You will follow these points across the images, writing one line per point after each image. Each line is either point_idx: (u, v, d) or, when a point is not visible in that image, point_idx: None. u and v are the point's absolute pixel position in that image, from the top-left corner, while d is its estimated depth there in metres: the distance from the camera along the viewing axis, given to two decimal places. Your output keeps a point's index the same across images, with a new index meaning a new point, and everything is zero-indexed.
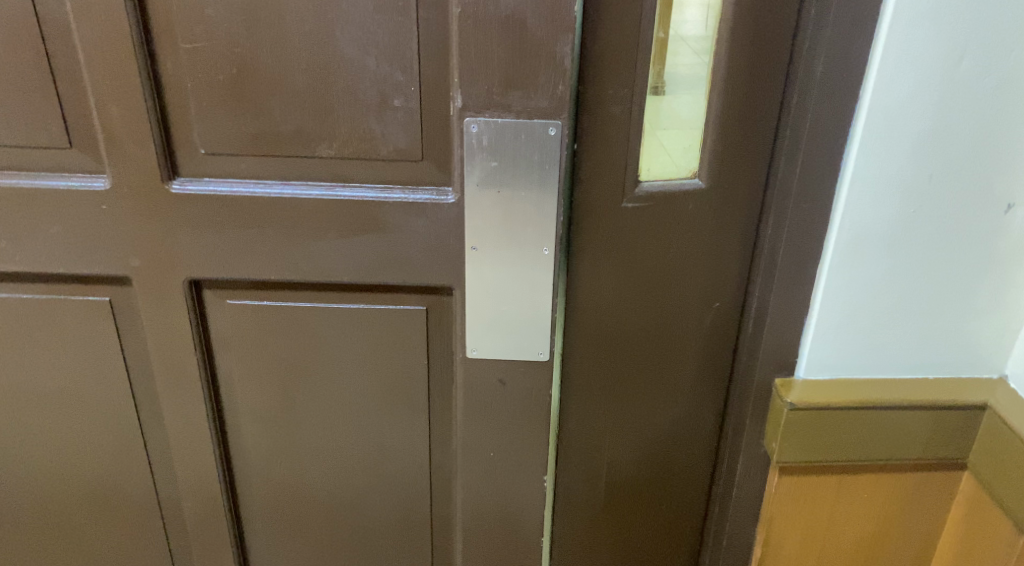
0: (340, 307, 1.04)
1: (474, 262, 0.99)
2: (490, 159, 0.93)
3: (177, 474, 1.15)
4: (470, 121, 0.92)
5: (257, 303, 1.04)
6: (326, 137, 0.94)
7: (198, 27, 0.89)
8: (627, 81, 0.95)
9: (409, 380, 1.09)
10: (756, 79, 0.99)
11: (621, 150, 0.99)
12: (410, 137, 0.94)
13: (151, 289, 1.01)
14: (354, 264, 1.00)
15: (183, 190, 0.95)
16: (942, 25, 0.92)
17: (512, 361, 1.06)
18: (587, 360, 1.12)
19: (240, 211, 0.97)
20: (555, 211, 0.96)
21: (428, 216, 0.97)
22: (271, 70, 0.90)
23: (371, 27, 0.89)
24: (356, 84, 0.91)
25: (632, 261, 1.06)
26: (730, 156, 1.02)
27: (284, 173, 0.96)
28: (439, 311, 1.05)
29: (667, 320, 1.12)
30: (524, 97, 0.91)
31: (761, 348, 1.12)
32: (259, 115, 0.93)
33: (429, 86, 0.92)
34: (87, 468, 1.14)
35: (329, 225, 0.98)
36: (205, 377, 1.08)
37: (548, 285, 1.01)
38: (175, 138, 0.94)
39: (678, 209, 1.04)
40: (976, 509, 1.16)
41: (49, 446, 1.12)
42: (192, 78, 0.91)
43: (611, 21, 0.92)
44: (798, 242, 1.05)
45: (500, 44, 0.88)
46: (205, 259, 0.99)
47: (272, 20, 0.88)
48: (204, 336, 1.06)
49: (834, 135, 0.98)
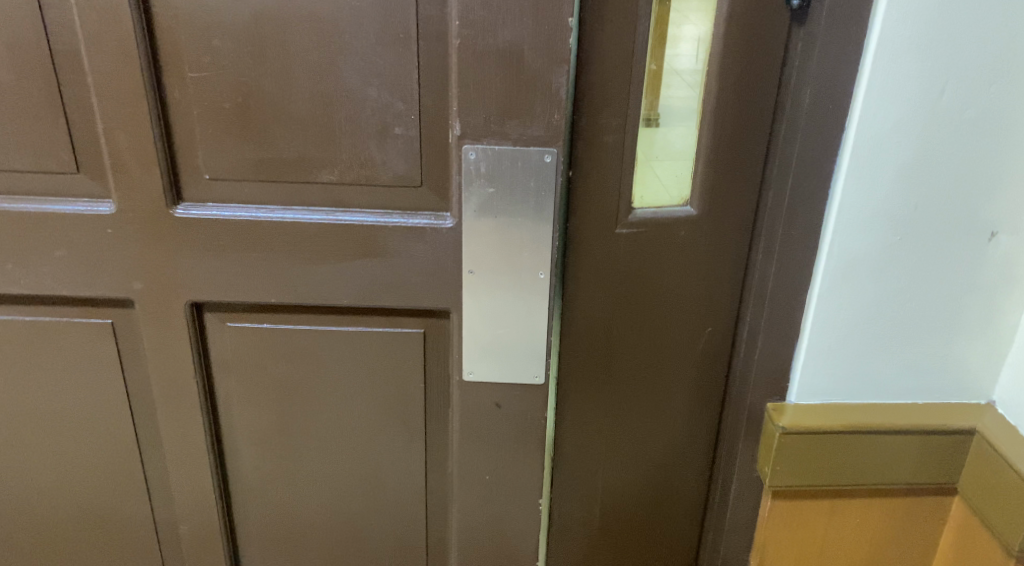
0: (339, 329, 1.06)
1: (471, 286, 1.02)
2: (488, 185, 0.96)
3: (175, 495, 1.16)
4: (468, 149, 0.94)
5: (257, 325, 1.06)
6: (327, 164, 0.97)
7: (206, 58, 0.91)
8: (620, 111, 0.98)
9: (406, 402, 1.11)
10: (747, 110, 1.02)
11: (615, 179, 1.02)
12: (409, 164, 0.97)
13: (153, 312, 1.03)
14: (353, 288, 1.02)
15: (187, 215, 0.98)
16: (924, 60, 0.96)
17: (508, 384, 1.08)
18: (582, 383, 1.14)
19: (242, 235, 0.99)
20: (551, 237, 0.99)
21: (426, 241, 1.00)
22: (275, 99, 0.93)
23: (372, 57, 0.92)
24: (358, 113, 0.94)
25: (626, 289, 1.09)
26: (721, 184, 1.05)
27: (286, 198, 0.99)
28: (436, 334, 1.07)
29: (660, 346, 1.14)
30: (521, 126, 0.93)
31: (753, 372, 1.14)
32: (263, 142, 0.95)
33: (429, 114, 0.95)
34: (85, 489, 1.15)
35: (330, 249, 1.00)
36: (204, 398, 1.10)
37: (543, 309, 1.03)
38: (181, 165, 0.97)
39: (671, 237, 1.07)
40: (967, 534, 1.17)
41: (48, 467, 1.14)
42: (198, 106, 0.94)
43: (605, 53, 0.95)
44: (788, 270, 1.07)
45: (498, 74, 0.91)
46: (207, 283, 1.01)
47: (277, 51, 0.91)
48: (204, 357, 1.08)
49: (821, 164, 1.01)
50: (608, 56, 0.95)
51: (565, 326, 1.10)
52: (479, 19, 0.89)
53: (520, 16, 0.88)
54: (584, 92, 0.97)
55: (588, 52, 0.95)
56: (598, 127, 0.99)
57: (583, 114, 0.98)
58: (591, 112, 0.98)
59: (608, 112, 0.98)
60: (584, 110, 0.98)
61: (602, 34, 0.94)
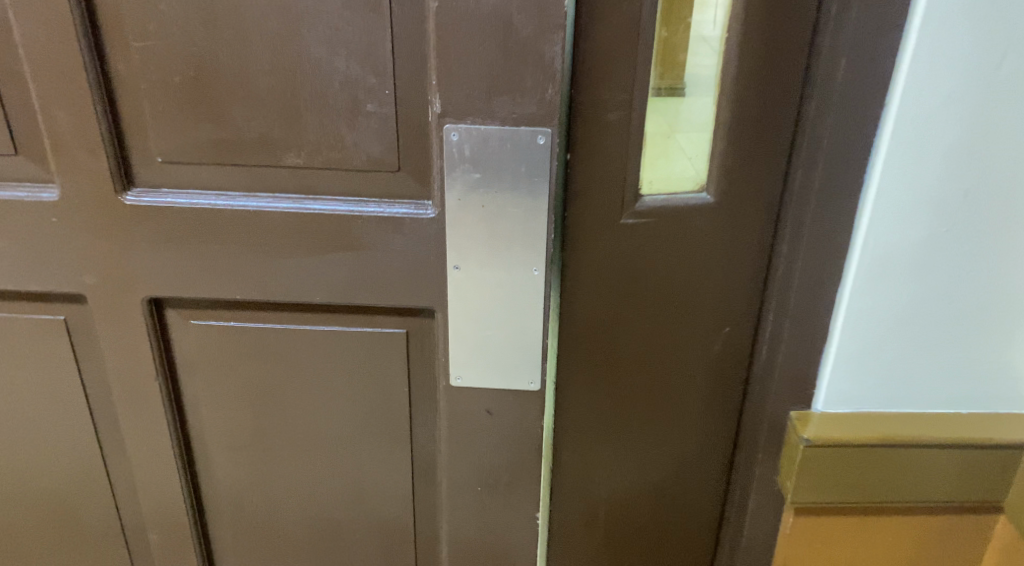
0: (313, 329, 0.96)
1: (456, 282, 0.91)
2: (473, 171, 0.85)
3: (142, 502, 1.07)
4: (450, 129, 0.83)
5: (223, 324, 0.96)
6: (293, 146, 0.86)
7: (151, 25, 0.81)
8: (626, 84, 0.86)
9: (388, 408, 1.01)
10: (771, 85, 0.89)
11: (619, 163, 0.90)
12: (386, 146, 0.86)
13: (108, 309, 0.94)
14: (326, 283, 0.92)
15: (139, 202, 0.88)
16: (981, 26, 0.82)
17: (500, 390, 0.97)
18: (583, 387, 1.03)
19: (201, 226, 0.89)
20: (546, 229, 0.88)
21: (406, 232, 0.89)
22: (231, 72, 0.82)
23: (340, 24, 0.80)
24: (324, 87, 0.83)
25: (632, 283, 0.97)
26: (740, 167, 0.93)
27: (249, 184, 0.88)
28: (420, 334, 0.96)
29: (670, 347, 1.02)
30: (509, 103, 0.82)
31: (775, 379, 1.02)
32: (220, 121, 0.85)
33: (406, 90, 0.83)
34: (47, 495, 1.07)
35: (299, 241, 0.89)
36: (169, 401, 1.00)
37: (538, 308, 0.92)
38: (130, 146, 0.86)
39: (682, 226, 0.95)
40: (1012, 556, 1.05)
41: (5, 471, 1.05)
42: (146, 80, 0.83)
43: (607, 18, 0.83)
44: (815, 264, 0.95)
45: (482, 42, 0.79)
46: (165, 278, 0.92)
47: (231, 17, 0.80)
48: (167, 358, 0.98)
49: (856, 147, 0.89)
50: (610, 22, 0.83)
51: (564, 323, 0.99)
52: None
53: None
54: (582, 63, 0.85)
55: (585, 17, 0.83)
56: (599, 104, 0.87)
57: (581, 88, 0.86)
58: (591, 86, 0.86)
59: (610, 87, 0.86)
60: (583, 85, 0.86)
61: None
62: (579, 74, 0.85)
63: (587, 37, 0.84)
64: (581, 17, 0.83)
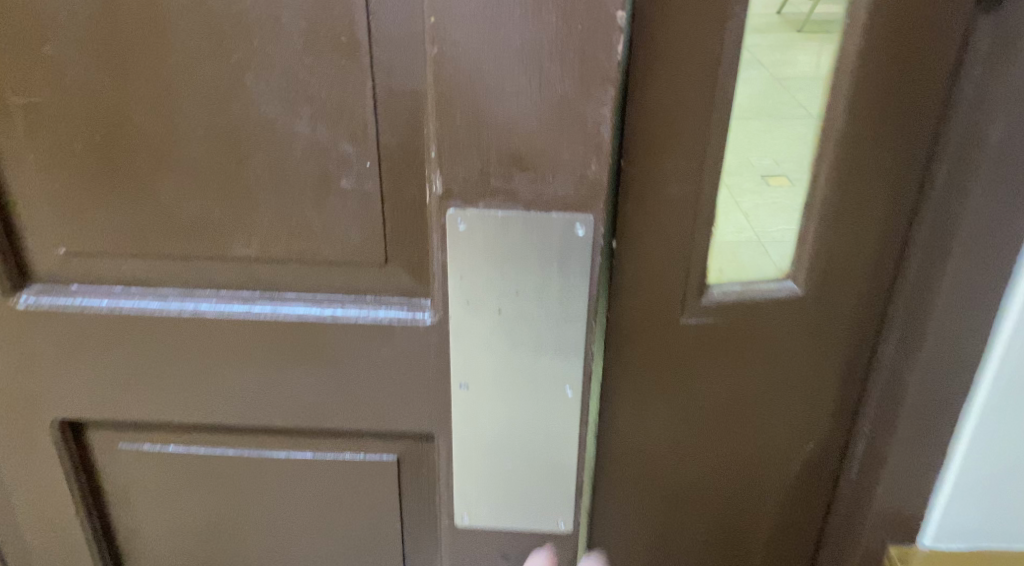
0: (277, 455, 0.74)
1: (462, 405, 0.69)
2: (488, 267, 0.63)
3: None
4: (456, 215, 0.61)
5: (158, 450, 0.73)
6: (242, 233, 0.63)
7: (40, 74, 0.58)
8: (696, 150, 0.63)
9: (375, 545, 0.79)
10: (892, 151, 0.66)
11: (682, 249, 0.67)
12: (367, 233, 0.64)
13: (7, 433, 0.72)
14: (292, 404, 0.70)
15: (37, 305, 0.66)
16: None
17: (519, 534, 0.75)
18: (625, 522, 0.80)
19: (121, 335, 0.66)
20: (583, 339, 0.66)
21: (396, 342, 0.67)
22: (152, 137, 0.60)
23: (300, 74, 0.57)
24: (281, 158, 0.60)
25: (691, 393, 0.74)
26: (839, 247, 0.70)
27: (184, 281, 0.66)
28: (416, 461, 0.74)
29: (736, 468, 0.79)
30: (537, 182, 0.60)
31: (871, 511, 0.80)
32: (141, 201, 0.62)
33: (395, 160, 0.61)
34: None
35: (254, 353, 0.67)
36: (93, 541, 0.78)
37: (570, 436, 0.69)
38: (21, 232, 0.64)
39: (761, 322, 0.72)
40: None
41: None
42: (37, 147, 0.61)
43: (674, 64, 0.59)
44: (933, 373, 0.73)
45: (500, 101, 0.57)
46: (80, 397, 0.70)
47: (148, 64, 0.57)
48: (90, 489, 0.76)
49: (1004, 231, 0.68)
50: (678, 68, 0.60)
51: (600, 448, 0.76)
52: (471, 15, 0.54)
53: (539, 10, 0.54)
54: (637, 124, 0.61)
55: (643, 63, 0.59)
56: (659, 175, 0.63)
57: (635, 156, 0.62)
58: (649, 153, 0.62)
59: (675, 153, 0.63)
60: (637, 152, 0.62)
61: (668, 36, 0.58)
62: (632, 138, 0.62)
63: (645, 90, 0.60)
64: (637, 62, 0.59)
